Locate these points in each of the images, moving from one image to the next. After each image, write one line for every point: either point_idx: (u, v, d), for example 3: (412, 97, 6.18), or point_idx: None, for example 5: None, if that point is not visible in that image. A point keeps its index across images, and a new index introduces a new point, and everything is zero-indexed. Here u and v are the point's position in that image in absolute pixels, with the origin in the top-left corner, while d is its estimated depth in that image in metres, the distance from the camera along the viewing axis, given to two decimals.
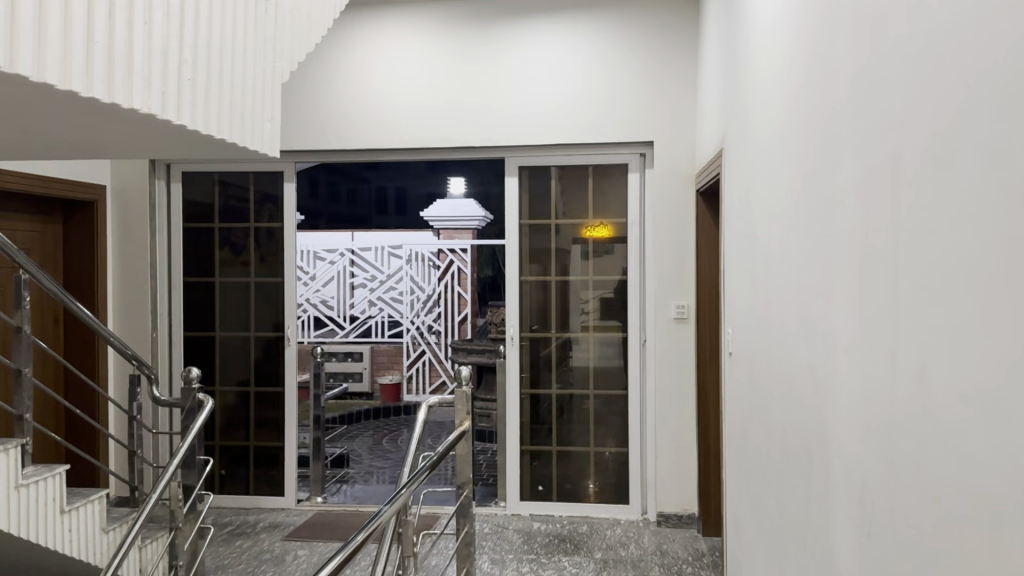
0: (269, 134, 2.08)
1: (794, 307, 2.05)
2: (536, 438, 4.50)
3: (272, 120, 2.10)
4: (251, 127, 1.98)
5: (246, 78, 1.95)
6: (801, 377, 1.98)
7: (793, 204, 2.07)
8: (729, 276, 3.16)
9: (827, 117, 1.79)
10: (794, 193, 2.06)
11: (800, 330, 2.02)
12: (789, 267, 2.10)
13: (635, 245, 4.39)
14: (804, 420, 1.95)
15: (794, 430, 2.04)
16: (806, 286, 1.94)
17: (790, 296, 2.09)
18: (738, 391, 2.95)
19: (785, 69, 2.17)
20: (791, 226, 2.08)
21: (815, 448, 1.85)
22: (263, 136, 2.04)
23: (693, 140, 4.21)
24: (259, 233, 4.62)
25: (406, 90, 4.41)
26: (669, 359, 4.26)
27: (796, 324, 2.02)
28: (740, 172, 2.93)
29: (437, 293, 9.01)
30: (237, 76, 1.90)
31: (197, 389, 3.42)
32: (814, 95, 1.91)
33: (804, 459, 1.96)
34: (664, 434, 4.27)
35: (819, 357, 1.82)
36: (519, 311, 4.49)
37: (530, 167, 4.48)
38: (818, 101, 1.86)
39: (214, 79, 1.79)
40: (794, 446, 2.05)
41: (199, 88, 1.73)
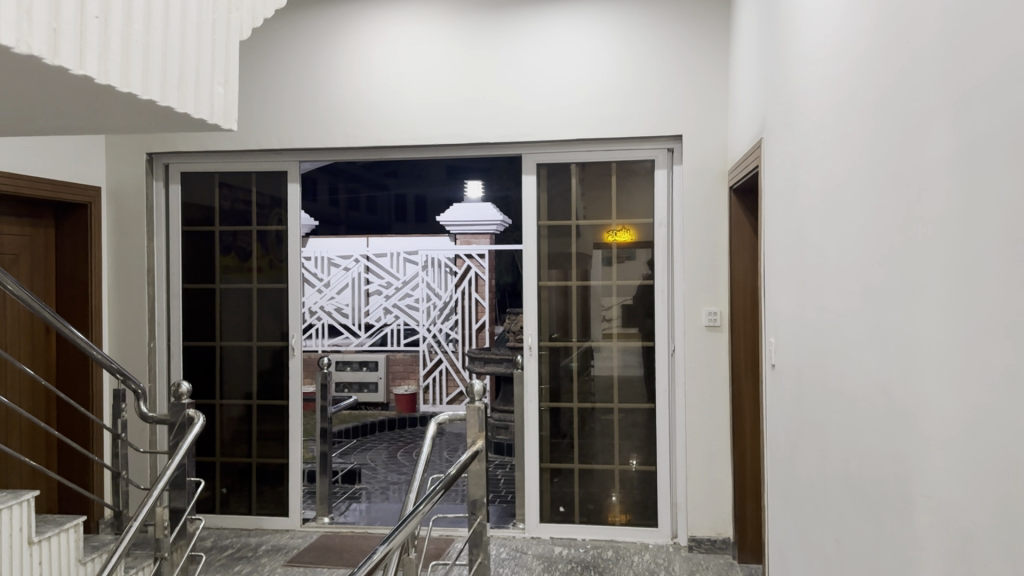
0: (222, 100, 1.75)
1: (861, 315, 1.73)
2: (556, 455, 4.20)
3: (226, 84, 1.76)
4: (194, 86, 1.64)
5: (189, 29, 1.60)
6: (869, 397, 1.68)
7: (860, 194, 1.76)
8: (770, 280, 2.86)
9: (909, 85, 1.48)
10: (862, 181, 1.75)
11: (868, 342, 1.71)
12: (854, 267, 1.79)
13: (662, 248, 4.08)
14: (873, 448, 1.65)
15: (861, 459, 1.73)
16: (879, 290, 1.62)
17: (855, 301, 1.78)
18: (784, 410, 2.64)
19: (847, 38, 1.87)
20: (857, 220, 1.77)
21: (891, 483, 1.54)
22: (212, 102, 1.70)
23: (725, 133, 3.91)
24: (262, 237, 4.35)
25: (417, 84, 4.14)
26: (701, 370, 3.96)
27: (863, 334, 1.72)
28: (787, 164, 2.61)
29: (454, 300, 8.71)
30: (176, 24, 1.56)
31: (188, 404, 3.15)
32: (886, 64, 1.60)
33: (874, 495, 1.65)
34: (695, 451, 3.96)
35: (899, 374, 1.50)
36: (538, 319, 4.20)
37: (548, 164, 4.18)
38: (894, 69, 1.56)
39: (140, 20, 1.45)
40: (861, 479, 1.73)
41: (116, 35, 1.40)
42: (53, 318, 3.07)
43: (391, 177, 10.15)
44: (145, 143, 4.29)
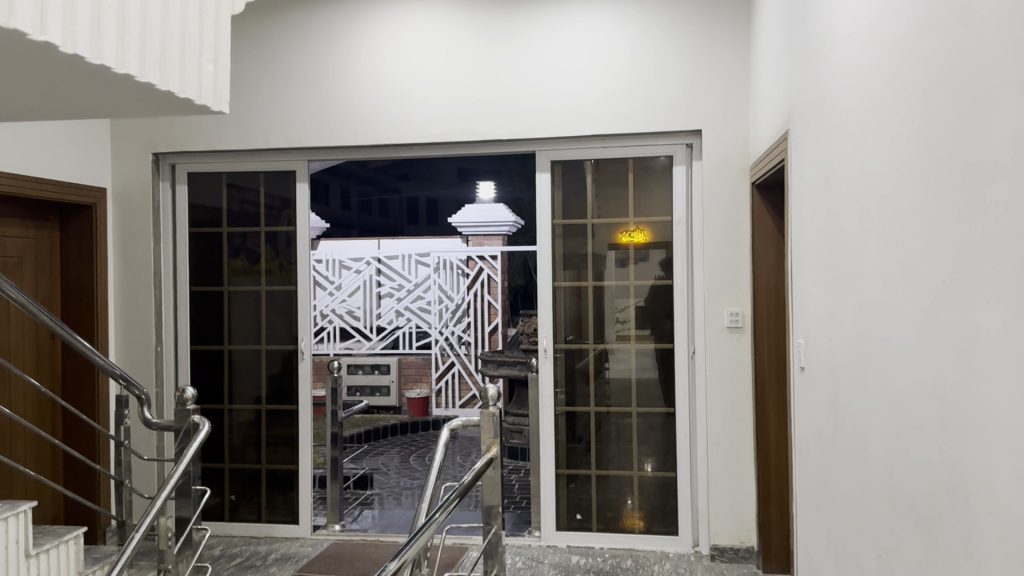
0: None
1: (921, 314, 1.61)
2: (573, 460, 4.08)
3: None
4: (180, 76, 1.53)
5: None
6: (929, 403, 1.56)
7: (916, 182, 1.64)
8: (798, 279, 2.73)
9: (973, 64, 1.37)
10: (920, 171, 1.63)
11: (926, 344, 1.59)
12: (911, 263, 1.67)
13: (681, 247, 3.96)
14: (935, 458, 1.53)
15: (921, 469, 1.61)
16: (941, 286, 1.50)
17: (913, 299, 1.66)
18: (816, 417, 2.51)
19: (904, 20, 1.75)
20: (918, 213, 1.65)
21: (957, 495, 1.42)
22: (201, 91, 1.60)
23: (746, 128, 3.80)
24: (270, 239, 4.26)
25: (427, 82, 4.05)
26: (723, 373, 3.84)
27: (924, 336, 1.59)
28: (817, 159, 2.49)
29: (467, 303, 8.60)
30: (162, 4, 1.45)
31: (194, 410, 3.04)
32: (947, 45, 1.49)
33: (937, 510, 1.53)
34: (717, 456, 3.83)
35: (964, 377, 1.39)
36: (553, 321, 4.08)
37: (563, 161, 4.07)
38: (956, 46, 1.45)
39: None
40: (922, 490, 1.61)
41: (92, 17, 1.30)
42: (56, 323, 2.97)
43: (403, 178, 10.35)
44: (151, 143, 4.20)
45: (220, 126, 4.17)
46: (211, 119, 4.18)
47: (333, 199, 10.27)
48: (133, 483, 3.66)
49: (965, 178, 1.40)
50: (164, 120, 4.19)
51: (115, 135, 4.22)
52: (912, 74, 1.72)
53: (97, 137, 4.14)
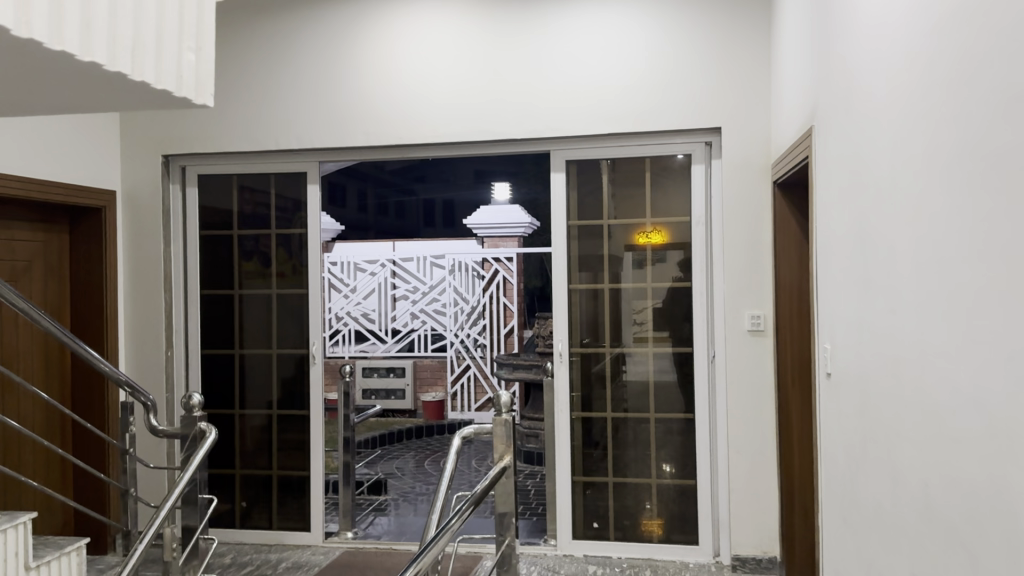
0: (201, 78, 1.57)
1: (961, 321, 1.51)
2: (589, 467, 3.98)
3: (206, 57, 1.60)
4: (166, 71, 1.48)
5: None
6: (971, 416, 1.45)
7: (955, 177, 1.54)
8: (823, 282, 2.63)
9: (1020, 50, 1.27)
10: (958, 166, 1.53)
11: (967, 353, 1.48)
12: (950, 266, 1.57)
13: (701, 249, 3.86)
14: (978, 476, 1.42)
15: (962, 487, 1.50)
16: (984, 291, 1.40)
17: (953, 304, 1.55)
18: (844, 425, 2.40)
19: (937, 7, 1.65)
20: (956, 211, 1.54)
21: (1004, 517, 1.31)
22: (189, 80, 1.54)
23: (767, 126, 3.70)
24: (281, 242, 4.19)
25: (438, 82, 3.97)
26: (743, 377, 3.74)
27: (964, 344, 1.49)
28: (844, 156, 2.38)
29: (482, 305, 8.52)
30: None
31: (200, 417, 2.97)
32: (990, 30, 1.39)
33: (980, 532, 1.42)
34: (738, 462, 3.74)
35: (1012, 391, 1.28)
36: (568, 324, 3.99)
37: (578, 161, 3.97)
38: (1000, 31, 1.35)
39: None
40: (963, 510, 1.50)
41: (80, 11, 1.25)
42: (55, 327, 2.91)
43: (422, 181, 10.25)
44: (161, 144, 4.15)
45: (230, 127, 4.11)
46: (222, 121, 4.12)
47: (351, 201, 10.73)
48: (139, 492, 3.66)
49: (1011, 174, 1.30)
50: (174, 122, 4.14)
51: (125, 137, 4.18)
52: (947, 64, 1.62)
53: (106, 139, 4.09)
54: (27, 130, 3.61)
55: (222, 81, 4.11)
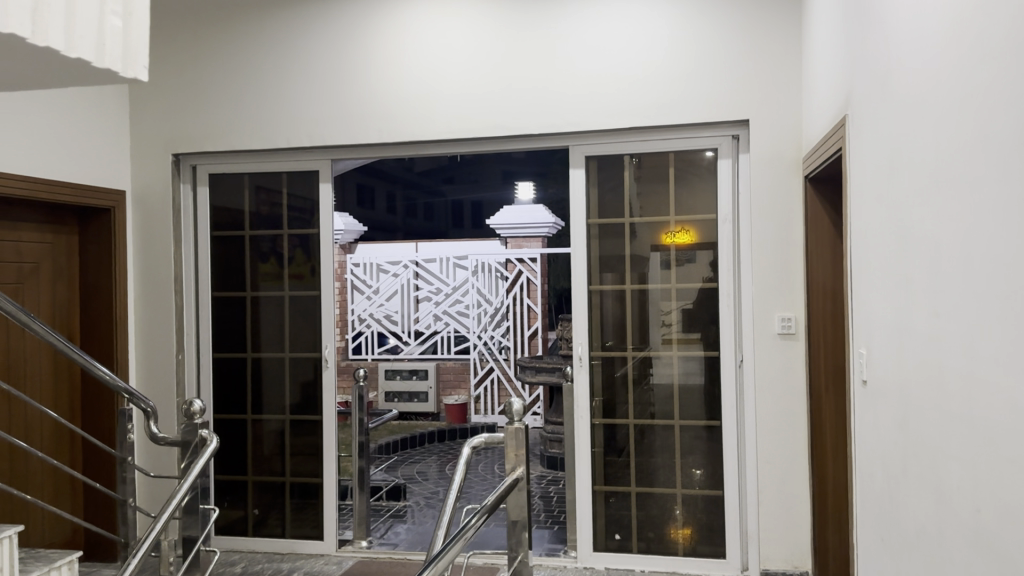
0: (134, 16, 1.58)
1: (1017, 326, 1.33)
2: (611, 476, 3.82)
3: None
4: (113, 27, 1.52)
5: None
6: None
7: (1009, 164, 1.37)
8: (859, 283, 2.44)
9: None
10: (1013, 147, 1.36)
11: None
12: (1002, 263, 1.39)
13: (728, 248, 3.68)
14: None
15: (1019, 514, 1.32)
16: None
17: (1007, 306, 1.37)
18: (882, 438, 2.22)
19: None
20: (1008, 199, 1.37)
21: None
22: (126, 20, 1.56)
23: (797, 118, 3.52)
24: (293, 242, 4.08)
25: (453, 75, 3.84)
26: (773, 382, 3.56)
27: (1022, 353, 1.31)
28: (880, 146, 2.21)
29: (506, 306, 8.38)
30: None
31: (202, 424, 2.86)
32: None
33: None
34: (767, 471, 3.56)
35: None
36: (589, 326, 3.83)
37: (599, 156, 3.81)
38: None
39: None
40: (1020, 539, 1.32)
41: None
42: (50, 334, 2.79)
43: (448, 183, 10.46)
44: (171, 143, 4.06)
45: (240, 124, 4.01)
46: (232, 117, 4.02)
47: (381, 203, 10.49)
48: (138, 500, 3.69)
49: None
50: (184, 120, 4.06)
51: (134, 136, 4.10)
52: (995, 33, 1.45)
53: (115, 138, 4.02)
54: (32, 130, 3.54)
55: (232, 77, 4.02)
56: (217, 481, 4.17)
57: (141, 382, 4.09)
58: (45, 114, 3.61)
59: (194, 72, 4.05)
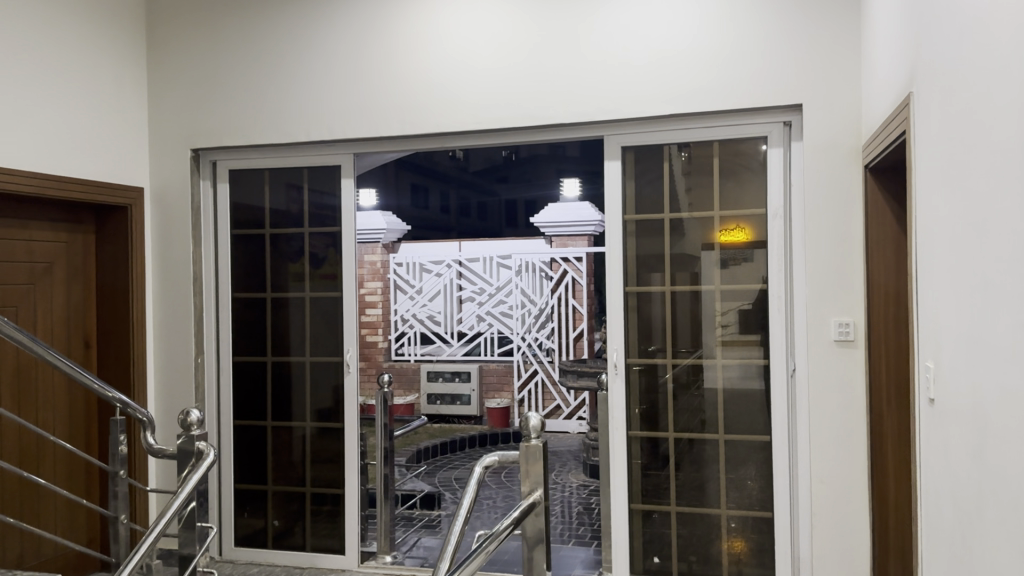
0: None
1: None
2: (649, 494, 3.52)
3: None
4: None
5: None
6: None
7: None
8: (925, 285, 2.12)
9: None
10: None
11: None
12: None
13: (779, 246, 3.35)
14: None
15: None
16: None
17: None
18: (952, 468, 1.89)
19: None
20: None
21: None
22: None
23: (855, 102, 3.18)
24: (314, 241, 3.89)
25: (482, 56, 3.60)
26: (828, 393, 3.23)
27: None
28: (950, 124, 1.88)
29: (550, 307, 8.13)
30: None
31: (201, 435, 2.66)
32: None
33: None
34: (821, 492, 3.24)
35: None
36: (626, 332, 3.54)
37: (637, 147, 3.53)
38: None
39: None
40: None
41: None
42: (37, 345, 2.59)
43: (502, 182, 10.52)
44: (189, 138, 3.91)
45: (258, 117, 3.84)
46: (251, 110, 3.85)
47: (433, 201, 11.17)
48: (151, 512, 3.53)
49: None
50: (203, 113, 3.90)
51: (152, 131, 3.96)
52: None
53: (133, 134, 3.89)
54: (43, 125, 3.42)
55: (251, 69, 3.85)
56: (237, 490, 4.00)
57: (159, 385, 3.95)
58: (55, 108, 3.49)
59: (213, 64, 3.89)
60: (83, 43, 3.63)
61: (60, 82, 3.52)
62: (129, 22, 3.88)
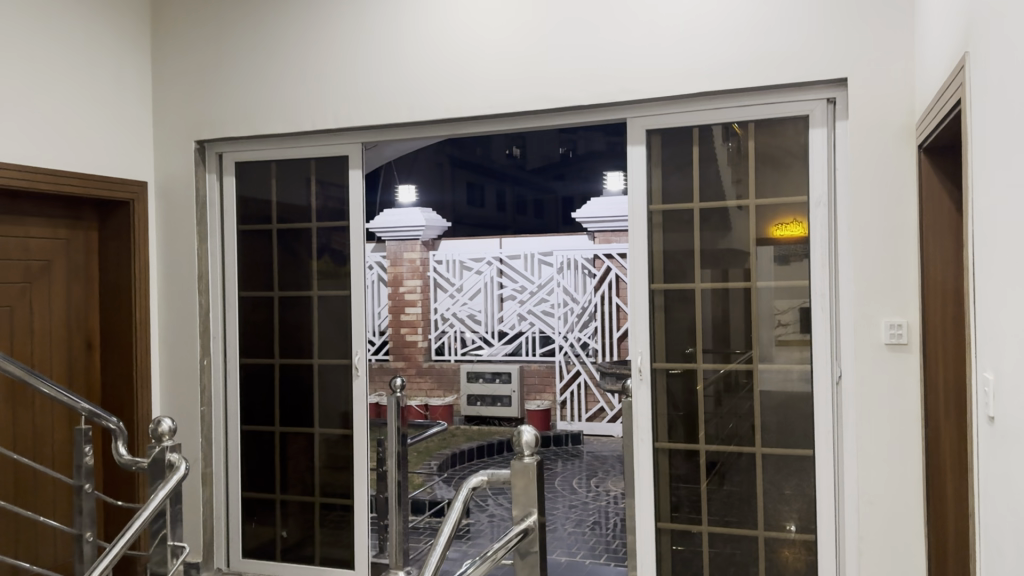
0: None
1: None
2: (677, 513, 3.21)
3: None
4: None
5: None
6: None
7: None
8: (982, 280, 1.78)
9: None
10: None
11: None
12: None
13: (821, 239, 2.99)
14: None
15: None
16: None
17: None
18: (1014, 503, 1.55)
19: None
20: None
21: None
22: None
23: (909, 74, 2.81)
24: (323, 236, 3.68)
25: (494, 35, 3.33)
26: (879, 403, 2.87)
27: None
28: (1010, 83, 1.53)
29: (593, 305, 7.78)
30: None
31: (173, 446, 2.47)
32: None
33: None
34: (870, 515, 2.88)
35: None
36: (653, 334, 3.24)
37: (663, 130, 3.22)
38: None
39: None
40: None
41: None
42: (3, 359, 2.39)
43: (558, 181, 10.28)
44: (193, 130, 3.74)
45: (263, 106, 3.64)
46: (255, 99, 3.65)
47: (489, 199, 11.26)
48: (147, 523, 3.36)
49: None
50: (207, 103, 3.73)
51: (157, 124, 3.81)
52: None
53: (136, 125, 3.74)
54: (39, 116, 3.27)
55: (255, 55, 3.65)
56: (245, 499, 3.81)
57: (165, 389, 3.81)
58: (53, 97, 3.33)
59: (217, 51, 3.71)
60: (84, 31, 3.49)
61: (60, 72, 3.37)
62: (131, 10, 3.73)
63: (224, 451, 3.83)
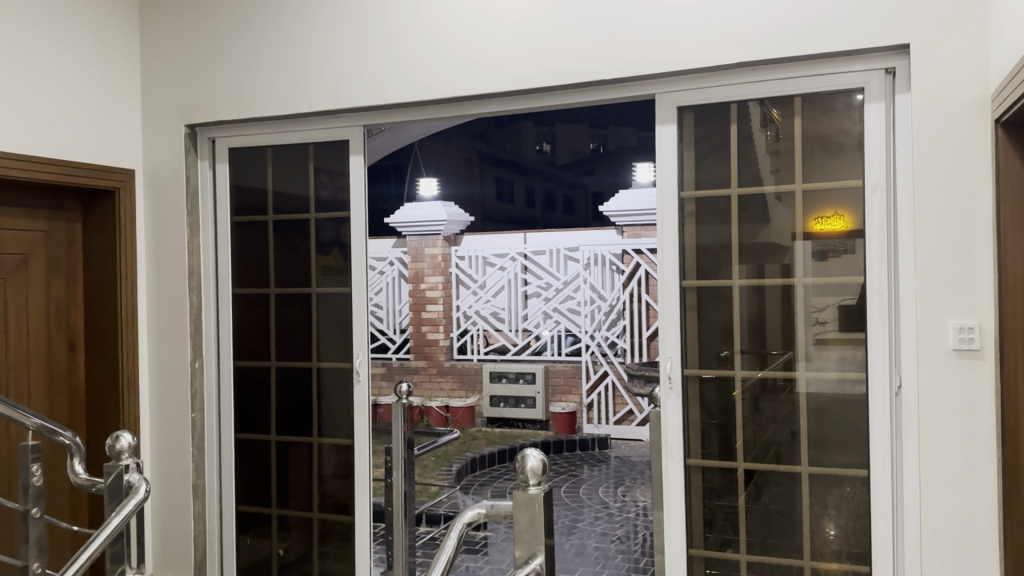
0: None
1: None
2: (711, 536, 2.86)
3: None
4: None
5: None
6: None
7: None
8: None
9: None
10: None
11: None
12: None
13: (878, 229, 2.61)
14: None
15: None
16: None
17: None
18: None
19: None
20: None
21: None
22: None
23: (981, 38, 2.43)
24: (321, 229, 3.38)
25: (506, 3, 3.00)
26: (945, 418, 2.49)
27: None
28: None
29: (621, 303, 7.44)
30: None
31: (133, 466, 2.17)
32: None
33: None
34: (935, 546, 2.50)
35: None
36: (683, 337, 2.88)
37: (696, 107, 2.86)
38: None
39: None
40: None
41: None
42: None
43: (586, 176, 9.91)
44: (184, 114, 3.46)
45: (258, 85, 3.35)
46: (248, 78, 3.36)
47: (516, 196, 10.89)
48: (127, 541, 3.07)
49: None
50: (198, 84, 3.44)
51: (146, 107, 3.53)
52: None
53: (124, 109, 3.47)
54: (13, 96, 3.00)
55: (248, 30, 3.36)
56: (240, 512, 3.53)
57: (155, 392, 3.55)
58: (27, 74, 3.05)
59: (208, 26, 3.42)
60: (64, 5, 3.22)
61: (37, 48, 3.10)
62: None
63: (217, 460, 3.55)
